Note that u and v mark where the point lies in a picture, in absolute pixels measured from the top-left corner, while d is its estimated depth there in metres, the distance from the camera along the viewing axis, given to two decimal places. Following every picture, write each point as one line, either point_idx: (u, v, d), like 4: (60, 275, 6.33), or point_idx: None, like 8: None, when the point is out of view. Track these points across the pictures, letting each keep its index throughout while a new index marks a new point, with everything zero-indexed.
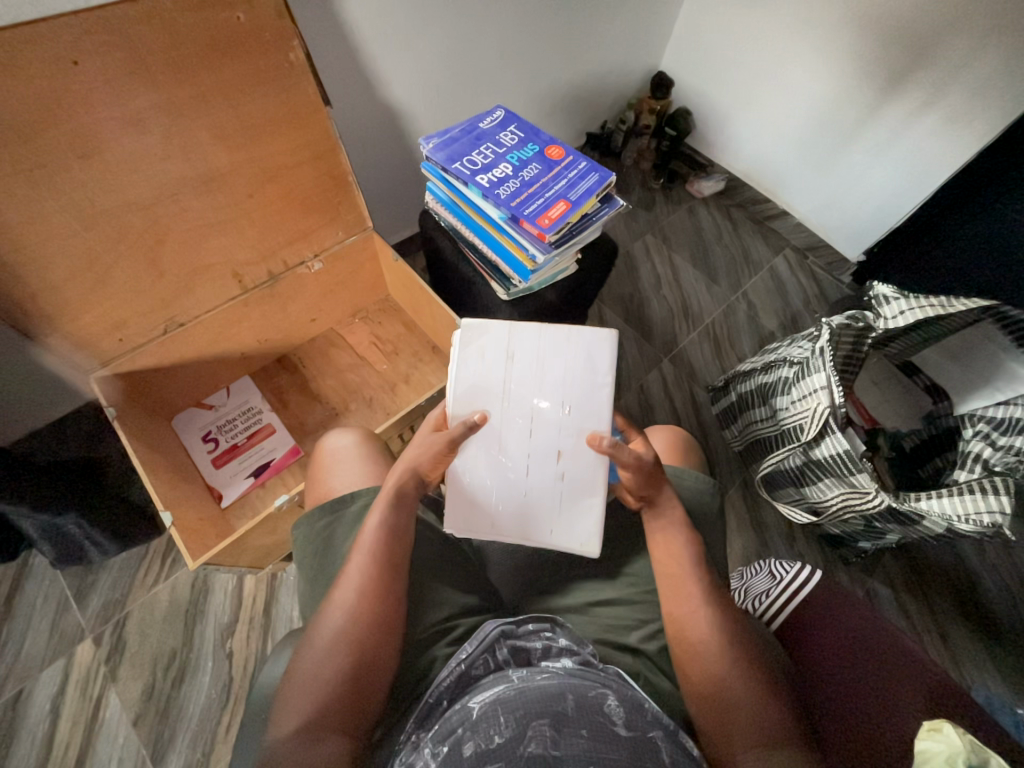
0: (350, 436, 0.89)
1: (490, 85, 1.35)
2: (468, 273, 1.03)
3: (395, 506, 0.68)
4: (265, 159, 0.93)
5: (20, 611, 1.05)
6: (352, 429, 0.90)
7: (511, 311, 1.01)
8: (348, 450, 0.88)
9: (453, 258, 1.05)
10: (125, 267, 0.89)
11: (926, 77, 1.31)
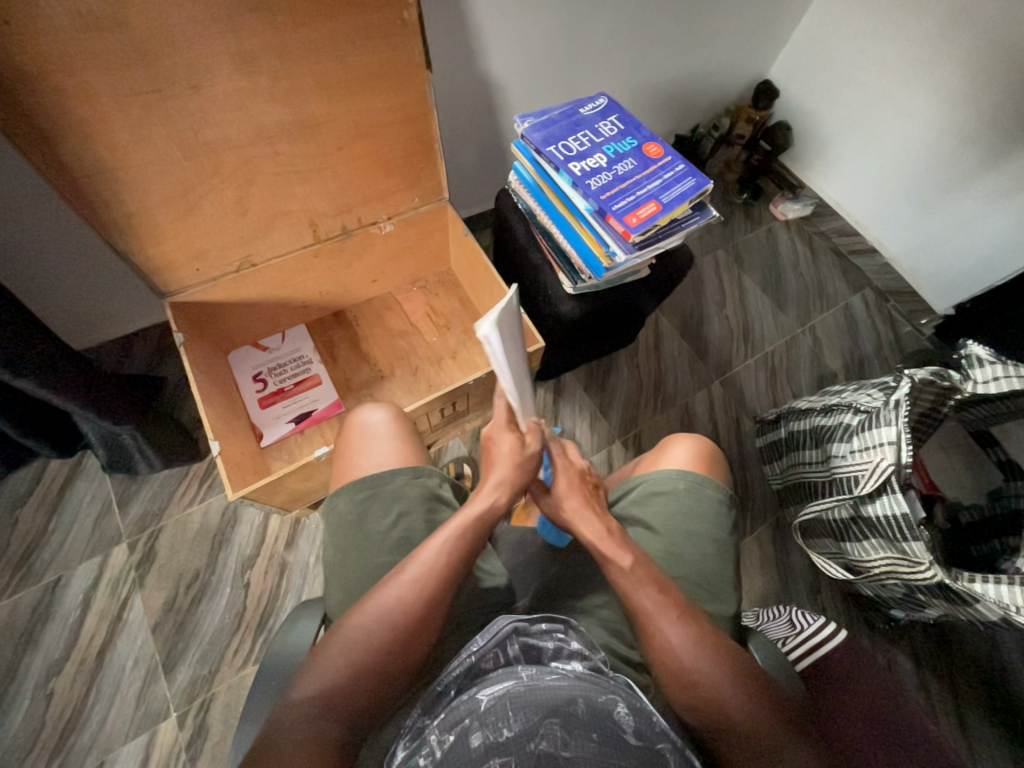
0: (385, 412, 0.90)
1: (589, 71, 1.31)
2: (537, 260, 1.01)
3: (481, 521, 0.68)
4: (359, 114, 0.93)
5: (69, 505, 1.13)
6: (388, 406, 0.91)
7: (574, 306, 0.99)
8: (381, 427, 0.88)
9: (524, 242, 1.03)
10: (214, 201, 0.91)
11: None
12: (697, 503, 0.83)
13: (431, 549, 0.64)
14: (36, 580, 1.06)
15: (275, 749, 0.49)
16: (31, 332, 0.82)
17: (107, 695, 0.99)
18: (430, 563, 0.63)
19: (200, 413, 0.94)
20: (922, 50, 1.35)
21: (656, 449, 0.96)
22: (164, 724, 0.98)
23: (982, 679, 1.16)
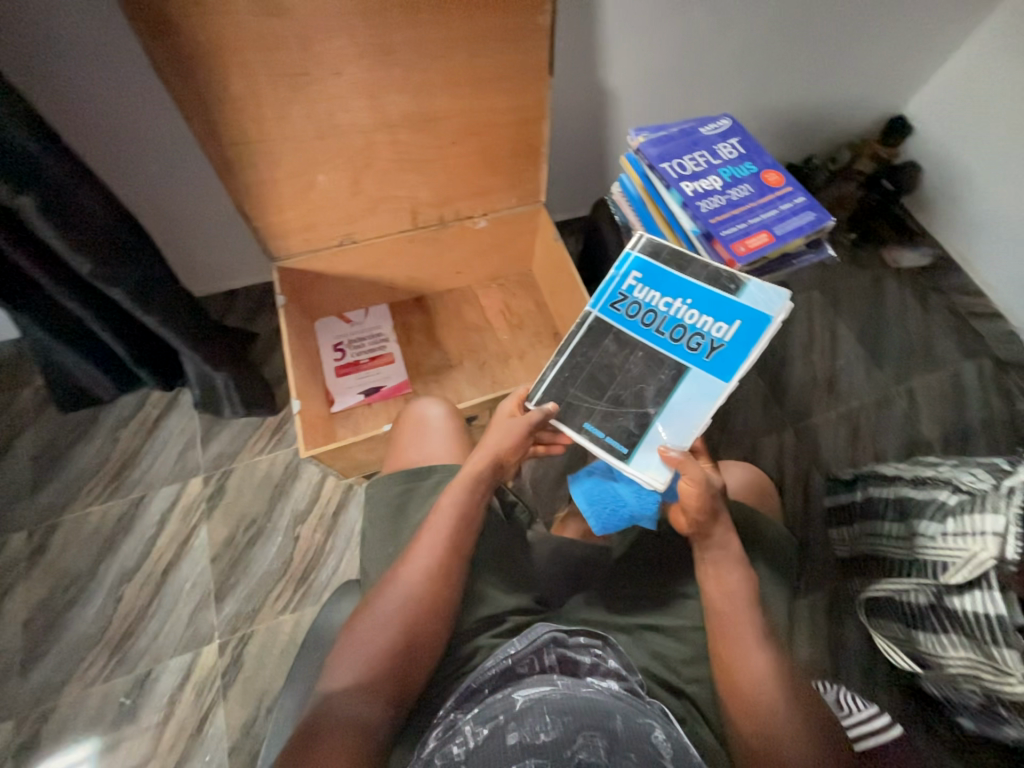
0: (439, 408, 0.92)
1: (707, 92, 1.28)
2: None
3: (475, 487, 0.71)
4: (477, 112, 0.97)
5: (162, 433, 1.26)
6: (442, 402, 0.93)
7: None
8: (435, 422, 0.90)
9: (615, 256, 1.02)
10: (332, 179, 0.98)
11: None
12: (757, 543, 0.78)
13: (429, 528, 0.67)
14: (126, 493, 1.19)
15: (315, 730, 0.54)
16: (151, 270, 0.90)
17: (165, 610, 1.09)
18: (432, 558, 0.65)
19: (289, 373, 1.03)
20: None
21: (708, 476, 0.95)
22: (207, 648, 1.06)
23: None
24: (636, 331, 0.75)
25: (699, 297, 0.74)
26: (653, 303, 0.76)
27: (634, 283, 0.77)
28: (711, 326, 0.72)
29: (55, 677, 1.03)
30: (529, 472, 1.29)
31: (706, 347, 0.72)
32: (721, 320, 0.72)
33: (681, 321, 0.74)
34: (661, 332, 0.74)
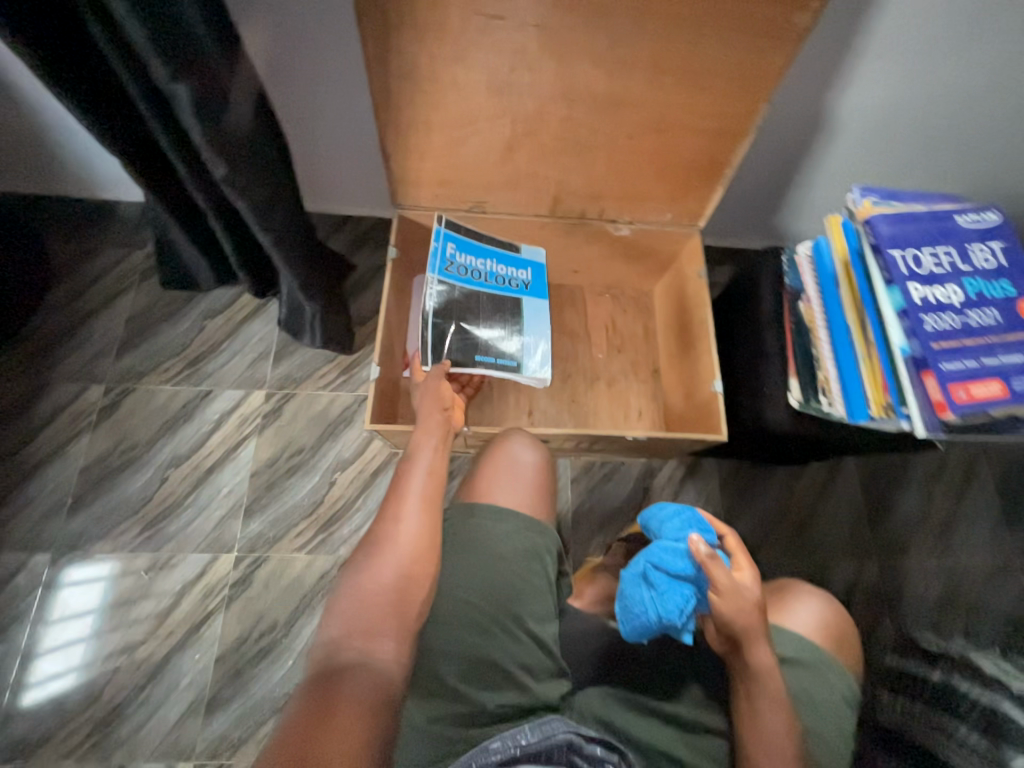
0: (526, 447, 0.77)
1: (945, 151, 1.03)
2: (772, 347, 0.84)
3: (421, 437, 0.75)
4: (673, 109, 0.81)
5: (242, 336, 1.26)
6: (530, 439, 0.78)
7: (787, 423, 0.81)
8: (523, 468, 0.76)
9: (769, 323, 0.85)
10: (485, 141, 0.87)
11: None
12: (830, 710, 0.70)
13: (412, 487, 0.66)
14: (196, 382, 1.22)
15: (328, 672, 0.50)
16: (284, 188, 0.85)
17: (199, 505, 1.13)
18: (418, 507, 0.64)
19: (379, 331, 0.95)
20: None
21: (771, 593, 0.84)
22: (224, 556, 1.10)
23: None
24: (473, 285, 1.04)
25: (498, 254, 1.07)
26: (474, 265, 1.04)
27: (455, 253, 1.02)
28: (514, 273, 1.09)
29: (92, 529, 1.09)
30: (574, 503, 1.20)
31: (523, 286, 1.09)
32: (517, 269, 1.09)
33: (496, 274, 1.06)
34: (491, 282, 1.06)
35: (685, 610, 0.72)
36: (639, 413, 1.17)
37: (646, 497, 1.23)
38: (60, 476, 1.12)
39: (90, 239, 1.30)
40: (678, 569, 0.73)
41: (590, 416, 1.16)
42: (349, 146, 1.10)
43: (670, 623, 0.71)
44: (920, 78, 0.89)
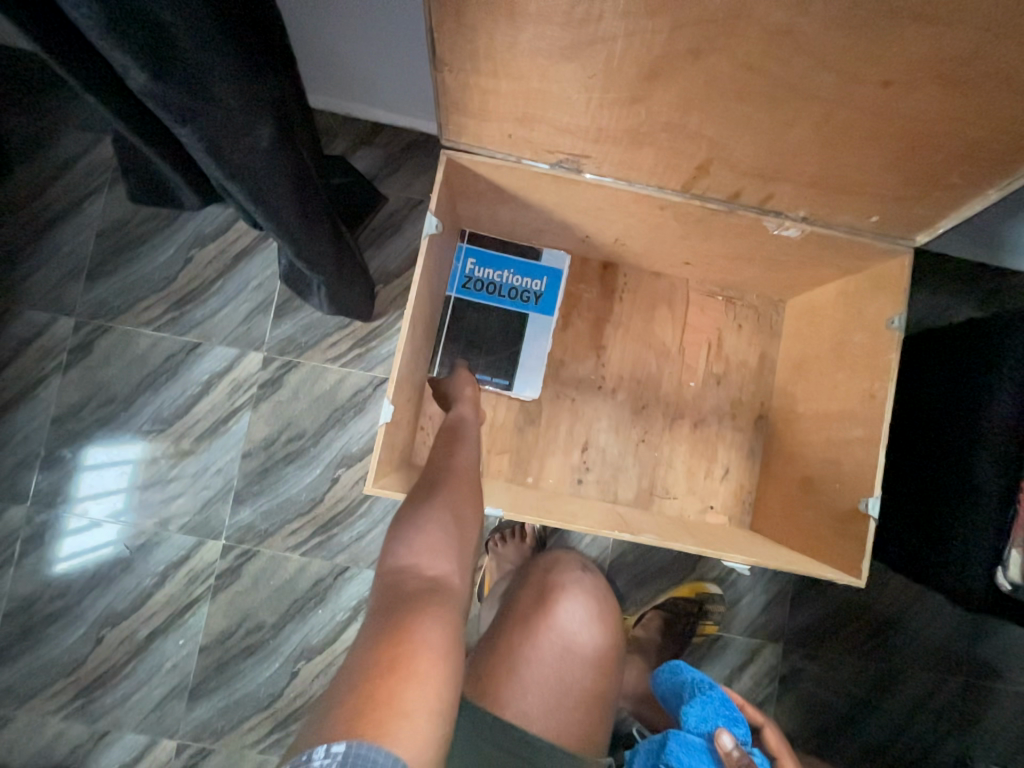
0: (588, 619, 0.71)
1: None
2: (986, 487, 0.57)
3: (449, 446, 0.68)
4: (1017, 49, 0.40)
5: (237, 278, 1.00)
6: (595, 610, 0.71)
7: (972, 594, 0.57)
8: (579, 650, 0.68)
9: (988, 437, 0.57)
10: (613, 59, 0.48)
11: None
12: None
13: (444, 508, 0.59)
14: (182, 332, 0.99)
15: (399, 601, 0.48)
16: (253, 93, 0.48)
17: (183, 481, 0.98)
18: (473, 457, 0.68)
19: (398, 352, 0.68)
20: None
21: None
22: (211, 543, 0.97)
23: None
24: (487, 302, 0.87)
25: (517, 264, 0.88)
26: (487, 279, 0.87)
27: (473, 269, 0.87)
28: (528, 284, 0.88)
29: (67, 488, 0.97)
30: (615, 548, 1.00)
31: (532, 298, 0.88)
32: (533, 278, 0.88)
33: (512, 289, 0.88)
34: (504, 298, 0.87)
35: None
36: (725, 473, 0.89)
37: (703, 556, 1.01)
38: (30, 424, 0.97)
39: (46, 111, 0.98)
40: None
41: (662, 466, 0.88)
42: (376, 38, 0.70)
43: None
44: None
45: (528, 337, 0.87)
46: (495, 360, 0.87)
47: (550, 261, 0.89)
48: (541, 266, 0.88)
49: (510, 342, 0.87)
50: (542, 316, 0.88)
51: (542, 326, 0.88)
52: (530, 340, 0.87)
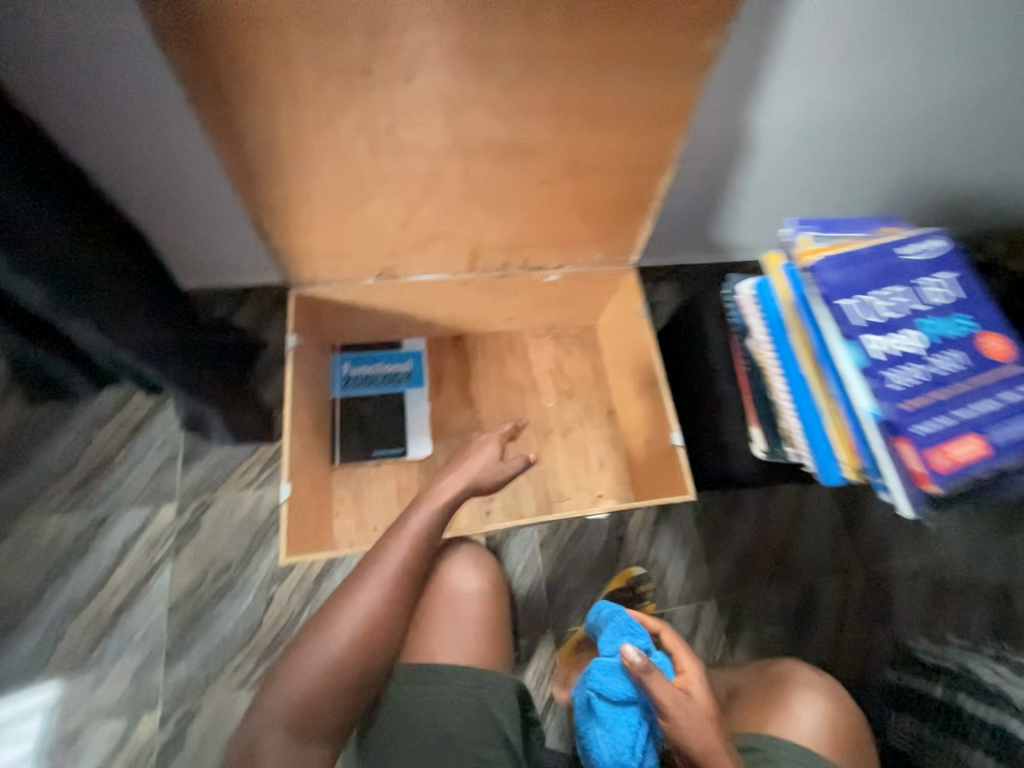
0: (469, 568, 0.80)
1: (871, 153, 1.00)
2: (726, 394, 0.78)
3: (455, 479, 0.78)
4: (585, 151, 0.73)
5: (141, 442, 1.09)
6: (471, 559, 0.81)
7: (755, 470, 0.76)
8: (466, 593, 0.78)
9: (718, 367, 0.80)
10: (378, 207, 0.76)
11: None
12: None
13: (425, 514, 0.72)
14: (89, 508, 1.03)
15: None
16: (115, 283, 0.70)
17: (108, 659, 0.95)
18: (395, 563, 0.68)
19: (284, 441, 0.79)
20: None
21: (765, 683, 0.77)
22: (148, 716, 0.93)
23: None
24: (369, 391, 1.06)
25: (384, 355, 1.09)
26: (362, 374, 1.07)
27: (349, 370, 1.07)
28: (398, 368, 1.09)
29: None
30: (546, 568, 1.11)
31: (404, 377, 1.09)
32: (401, 363, 1.10)
33: (385, 375, 1.08)
34: (381, 384, 1.07)
35: (639, 745, 0.65)
36: (600, 463, 1.07)
37: (621, 548, 1.14)
38: None
39: None
40: (617, 694, 0.67)
41: (550, 476, 1.05)
42: None
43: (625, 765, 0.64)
44: (839, 85, 0.84)
45: (409, 409, 1.07)
46: (386, 435, 1.04)
47: (411, 347, 1.11)
48: (404, 352, 1.10)
49: (394, 416, 1.05)
50: (416, 389, 1.09)
51: (418, 396, 1.08)
52: (412, 410, 1.07)
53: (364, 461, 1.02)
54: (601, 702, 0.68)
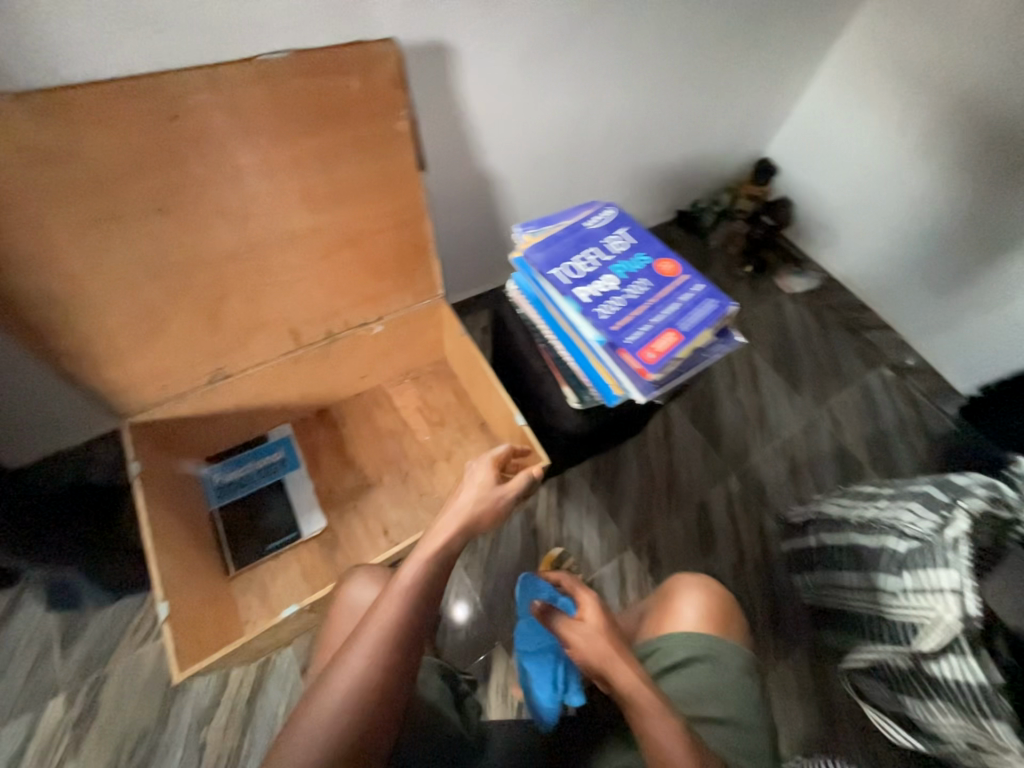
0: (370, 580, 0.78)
1: (594, 161, 1.29)
2: (538, 369, 0.87)
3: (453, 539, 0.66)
4: (349, 221, 0.88)
5: (4, 646, 0.98)
6: (372, 571, 0.79)
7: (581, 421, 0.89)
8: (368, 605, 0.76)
9: (526, 351, 0.88)
10: (183, 319, 0.83)
11: None
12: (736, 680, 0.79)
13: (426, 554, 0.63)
14: None
15: None
16: None
17: None
18: (393, 616, 0.56)
19: (150, 568, 0.76)
20: (939, 118, 1.31)
21: (660, 598, 0.92)
22: None
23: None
24: (246, 492, 1.08)
25: (252, 452, 1.12)
26: (235, 478, 1.09)
27: (220, 479, 1.08)
28: (270, 459, 1.12)
29: None
30: (477, 586, 1.16)
31: (279, 465, 1.12)
32: (272, 453, 1.13)
33: (259, 470, 1.10)
34: (256, 480, 1.09)
35: (560, 676, 0.82)
36: None
37: (537, 538, 1.23)
38: None
39: None
40: (533, 647, 0.91)
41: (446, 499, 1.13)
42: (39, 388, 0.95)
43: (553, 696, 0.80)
44: (539, 116, 1.07)
45: (293, 492, 1.09)
46: (278, 521, 1.06)
47: (278, 435, 1.15)
48: (272, 441, 1.14)
49: (281, 505, 1.07)
50: (294, 471, 1.12)
51: (297, 478, 1.11)
52: (296, 492, 1.09)
53: (259, 560, 1.02)
54: (529, 658, 0.90)
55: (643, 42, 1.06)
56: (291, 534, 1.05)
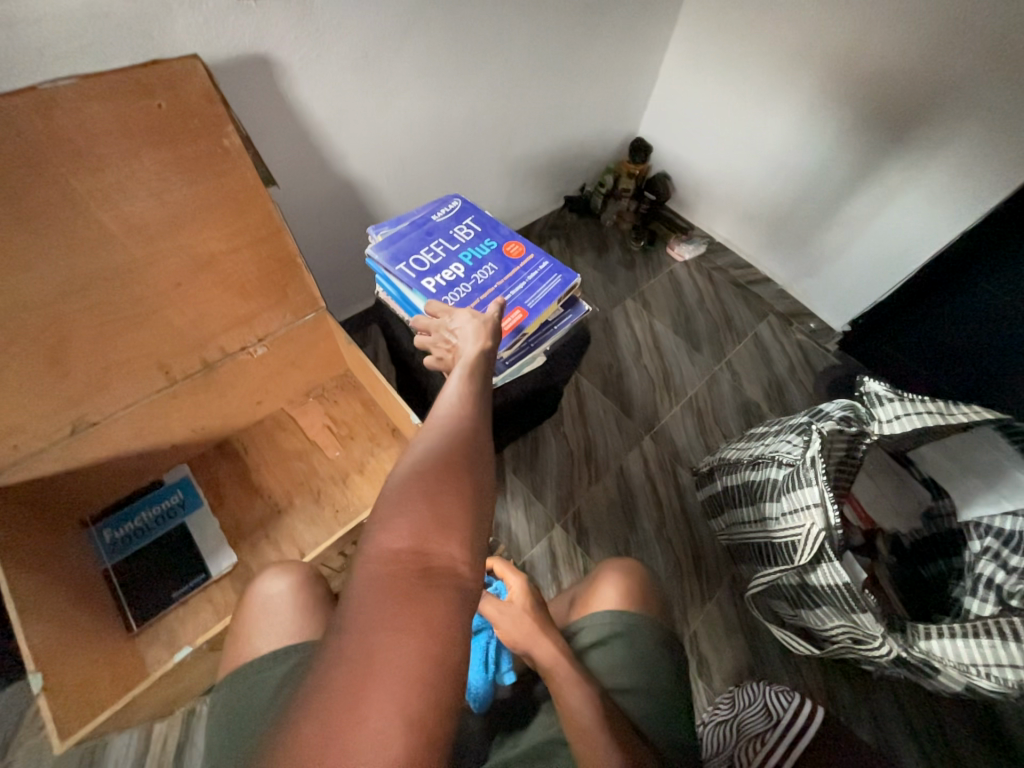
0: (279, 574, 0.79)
1: (464, 155, 1.32)
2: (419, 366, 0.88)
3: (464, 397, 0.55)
4: (197, 244, 0.85)
5: None
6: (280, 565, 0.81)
7: None
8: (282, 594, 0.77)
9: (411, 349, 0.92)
10: (18, 370, 0.76)
11: (917, 145, 1.26)
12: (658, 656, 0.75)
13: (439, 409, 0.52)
14: None
15: None
16: None
17: None
18: (423, 456, 0.46)
19: (17, 635, 0.71)
20: (774, 82, 1.43)
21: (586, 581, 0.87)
22: None
23: (985, 729, 1.10)
24: (143, 542, 1.01)
25: (146, 500, 1.05)
26: (129, 532, 1.01)
27: (112, 536, 1.00)
28: (167, 503, 1.06)
29: None
30: None
31: (177, 508, 1.05)
32: (169, 497, 1.06)
33: (156, 517, 1.04)
34: (154, 528, 1.02)
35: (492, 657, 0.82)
36: None
37: None
38: None
39: None
40: None
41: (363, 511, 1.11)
42: None
43: (484, 676, 0.79)
44: (394, 117, 1.08)
45: (195, 532, 1.04)
46: (180, 565, 1.00)
47: (174, 477, 1.09)
48: (168, 484, 1.08)
49: (183, 550, 1.01)
50: (194, 510, 1.06)
51: (199, 516, 1.05)
52: (197, 532, 1.03)
53: (164, 611, 0.96)
54: None
55: (484, 35, 1.08)
56: (199, 576, 0.99)
